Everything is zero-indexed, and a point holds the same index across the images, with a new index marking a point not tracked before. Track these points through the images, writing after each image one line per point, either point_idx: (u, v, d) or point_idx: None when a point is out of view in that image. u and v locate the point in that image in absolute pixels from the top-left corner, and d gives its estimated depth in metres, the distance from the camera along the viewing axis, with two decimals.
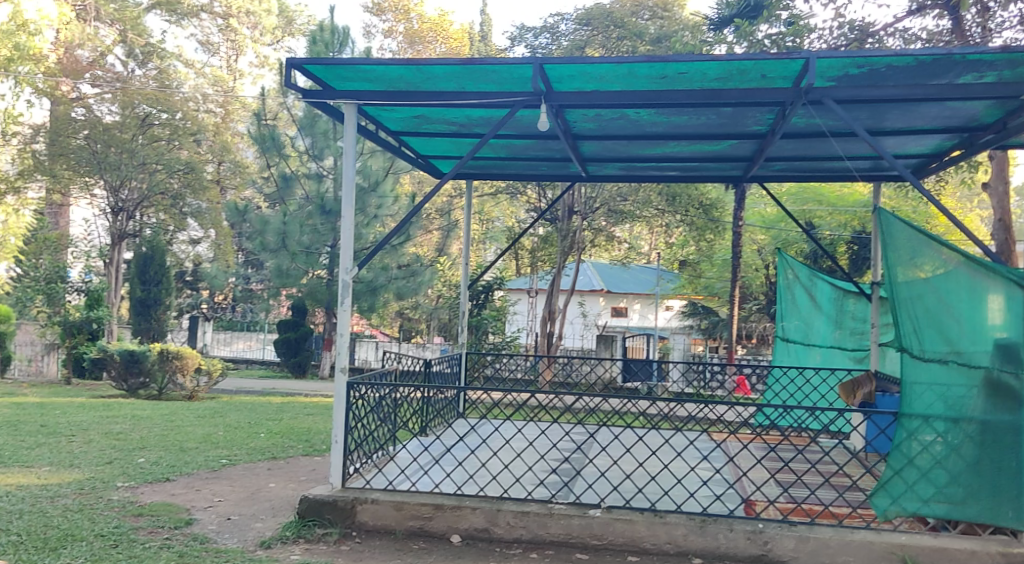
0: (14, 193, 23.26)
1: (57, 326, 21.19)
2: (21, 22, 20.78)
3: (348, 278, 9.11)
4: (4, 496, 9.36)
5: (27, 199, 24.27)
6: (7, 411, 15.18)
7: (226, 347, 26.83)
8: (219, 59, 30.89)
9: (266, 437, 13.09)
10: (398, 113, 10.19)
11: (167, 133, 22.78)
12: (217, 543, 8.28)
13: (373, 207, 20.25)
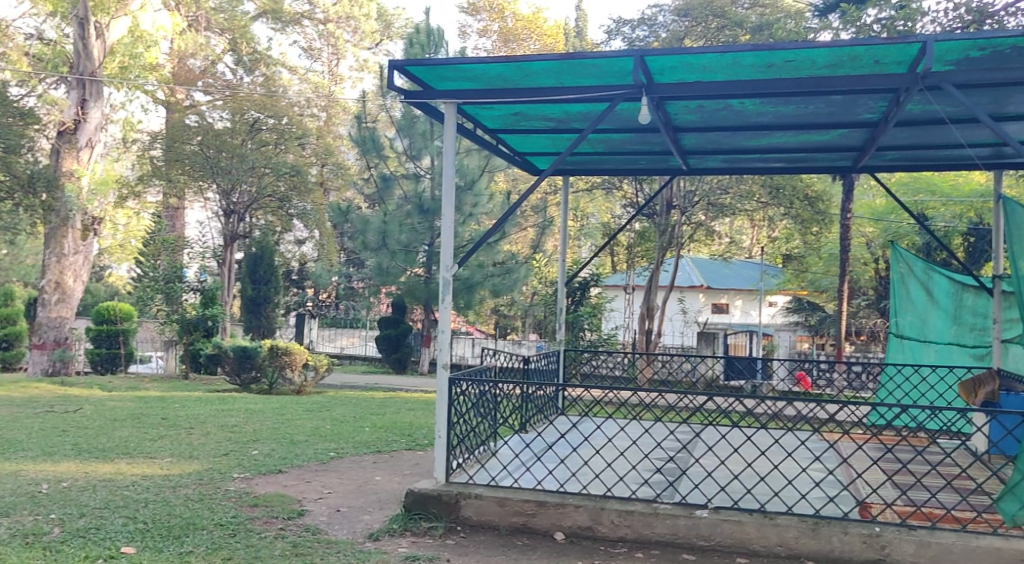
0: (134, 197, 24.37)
1: (175, 323, 21.95)
2: (138, 34, 21.27)
3: (449, 276, 9.15)
4: (130, 485, 9.73)
5: (146, 203, 25.52)
6: (131, 404, 15.83)
7: (330, 344, 27.57)
8: (321, 65, 31.59)
9: (370, 431, 13.30)
10: (496, 111, 10.22)
11: (274, 137, 23.42)
12: (328, 534, 8.43)
13: (469, 205, 20.41)
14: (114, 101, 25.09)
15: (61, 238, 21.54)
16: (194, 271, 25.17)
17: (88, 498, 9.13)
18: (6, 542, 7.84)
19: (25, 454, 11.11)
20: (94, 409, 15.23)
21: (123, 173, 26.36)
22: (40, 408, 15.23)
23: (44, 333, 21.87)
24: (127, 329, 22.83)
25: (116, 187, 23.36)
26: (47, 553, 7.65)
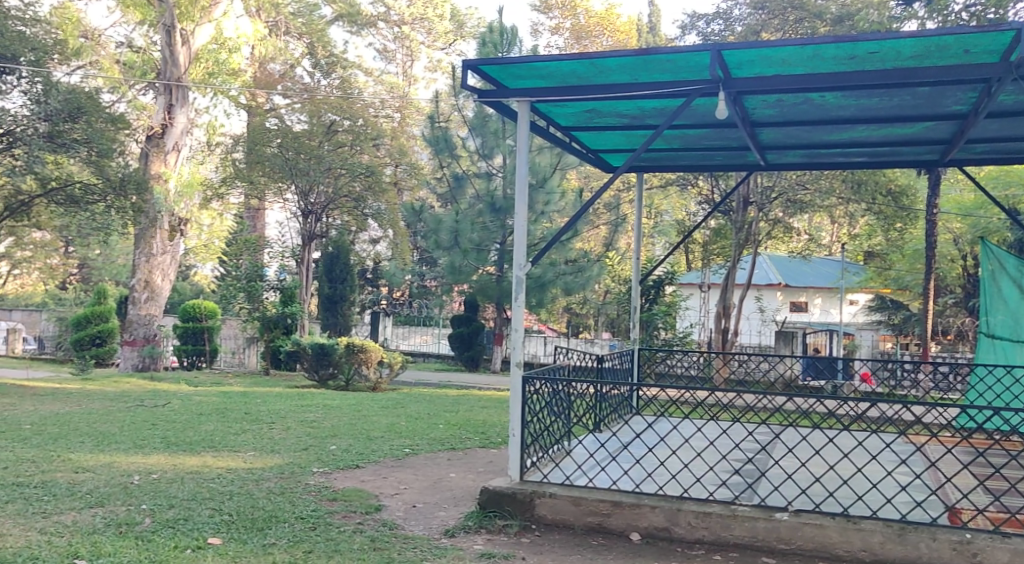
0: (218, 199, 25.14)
1: (256, 321, 22.39)
2: (221, 41, 22.42)
3: (522, 274, 9.11)
4: (216, 477, 9.92)
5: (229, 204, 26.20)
6: (215, 399, 16.21)
7: (404, 342, 27.82)
8: (396, 66, 31.93)
9: (445, 428, 13.36)
10: (569, 108, 10.15)
11: (350, 139, 23.66)
12: (405, 530, 8.48)
13: (541, 203, 20.34)
14: (198, 105, 25.73)
15: (151, 239, 22.25)
16: (274, 269, 25.25)
17: (176, 490, 9.32)
18: (100, 531, 8.03)
19: (116, 446, 11.41)
20: (181, 404, 15.61)
21: (207, 175, 26.93)
22: (130, 402, 15.67)
23: (135, 330, 22.49)
24: (211, 326, 23.44)
25: (201, 189, 23.92)
26: (138, 542, 7.81)
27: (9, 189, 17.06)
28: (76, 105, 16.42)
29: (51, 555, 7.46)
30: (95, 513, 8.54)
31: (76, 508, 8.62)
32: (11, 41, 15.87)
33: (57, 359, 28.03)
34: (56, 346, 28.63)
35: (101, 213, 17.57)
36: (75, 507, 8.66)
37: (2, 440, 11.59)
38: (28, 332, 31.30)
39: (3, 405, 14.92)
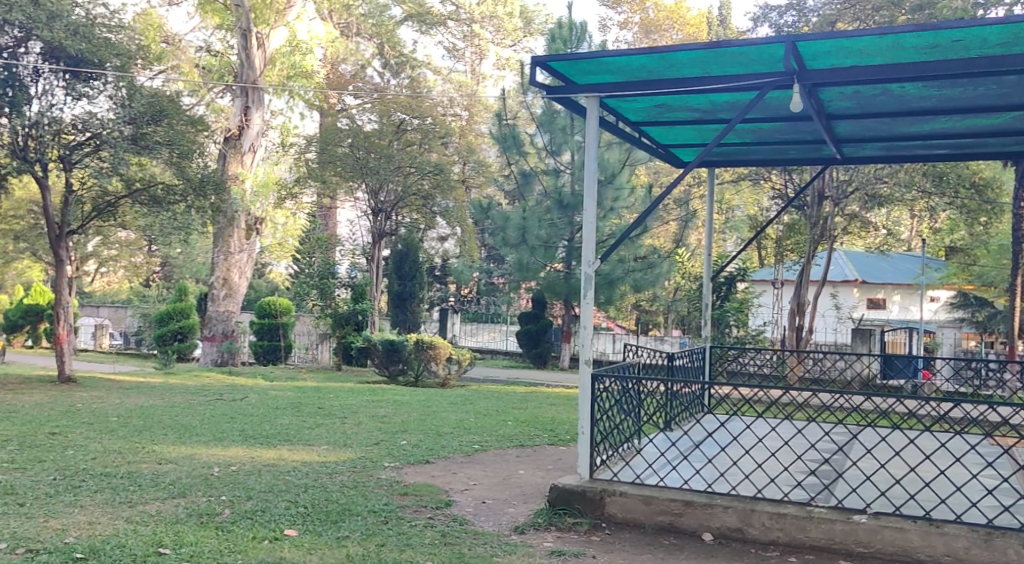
0: (292, 198, 25.70)
1: (329, 318, 22.74)
2: (295, 43, 22.95)
3: (591, 271, 9.02)
4: (291, 470, 10.04)
5: (303, 204, 26.76)
6: (289, 394, 16.44)
7: (473, 339, 27.89)
8: (465, 64, 32.06)
9: (514, 425, 13.33)
10: (639, 103, 10.03)
11: (418, 137, 23.80)
12: (475, 525, 8.47)
13: (610, 200, 20.22)
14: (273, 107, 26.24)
15: (228, 238, 22.68)
16: (345, 267, 25.70)
17: (253, 482, 9.45)
18: (182, 521, 8.17)
19: (196, 439, 11.64)
20: (257, 398, 15.89)
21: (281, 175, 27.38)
22: (209, 396, 15.98)
23: (214, 326, 22.96)
24: (286, 322, 23.83)
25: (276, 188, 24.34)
26: (217, 533, 7.94)
27: (95, 190, 17.51)
28: (159, 107, 16.83)
29: (137, 543, 7.61)
30: (177, 503, 8.70)
31: (159, 498, 8.79)
32: (98, 47, 16.30)
33: (140, 353, 28.83)
34: (139, 341, 29.47)
35: (181, 214, 17.69)
36: (159, 497, 8.83)
37: (88, 431, 11.93)
38: (114, 327, 32.28)
39: (90, 398, 15.36)
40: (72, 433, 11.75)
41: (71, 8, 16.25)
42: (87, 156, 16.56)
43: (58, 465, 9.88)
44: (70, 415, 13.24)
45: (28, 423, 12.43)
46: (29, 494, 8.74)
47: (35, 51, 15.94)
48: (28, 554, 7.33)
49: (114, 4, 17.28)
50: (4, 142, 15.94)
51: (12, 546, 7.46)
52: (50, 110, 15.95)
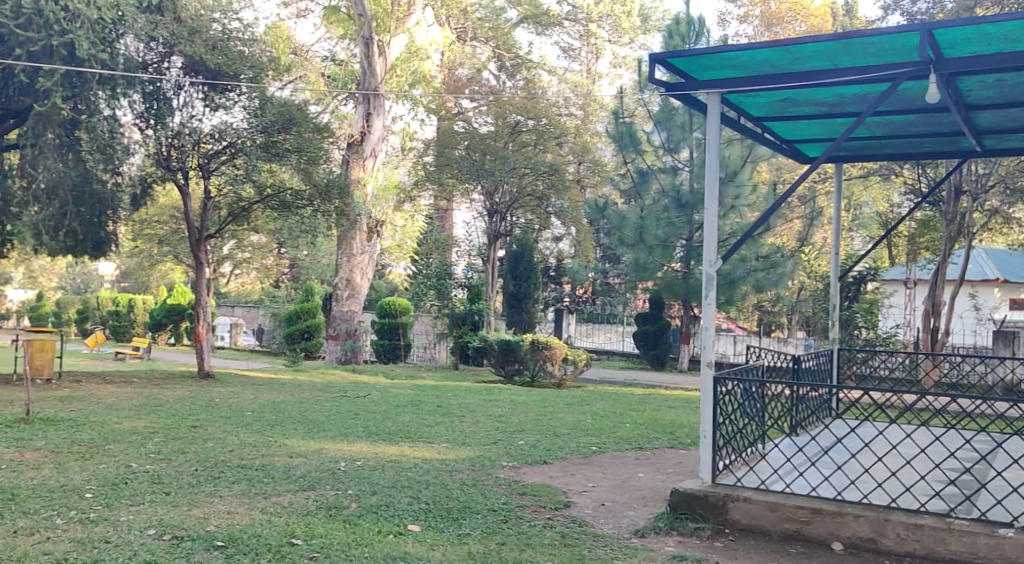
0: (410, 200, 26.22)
1: (446, 317, 22.98)
2: (415, 50, 23.91)
3: (712, 271, 8.78)
4: (413, 467, 10.13)
5: (421, 206, 27.19)
6: (409, 392, 16.65)
7: (589, 339, 27.73)
8: (580, 63, 31.91)
9: (632, 427, 13.15)
10: (762, 98, 9.73)
11: (533, 139, 23.75)
12: (595, 527, 8.36)
13: (731, 197, 19.81)
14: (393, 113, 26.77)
15: (351, 240, 23.21)
16: (462, 268, 25.92)
17: (378, 477, 9.56)
18: (312, 513, 8.32)
19: (323, 434, 11.87)
20: (379, 396, 16.15)
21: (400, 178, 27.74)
22: (334, 393, 16.34)
23: (338, 325, 23.51)
24: (405, 322, 24.17)
25: (395, 192, 24.77)
26: (345, 525, 8.05)
27: (231, 196, 18.13)
28: (289, 116, 17.30)
29: (271, 533, 7.78)
30: (307, 496, 8.87)
31: (291, 491, 8.98)
32: (233, 59, 16.90)
33: (271, 351, 29.81)
34: (271, 339, 30.49)
35: (309, 218, 18.28)
36: (290, 489, 9.03)
37: (225, 425, 12.32)
38: (247, 326, 33.44)
39: (226, 393, 15.91)
40: (210, 427, 12.16)
41: (209, 23, 16.91)
42: (224, 164, 17.29)
43: (198, 457, 10.21)
44: (209, 409, 13.71)
45: (170, 416, 12.92)
46: (172, 484, 9.05)
47: (177, 65, 16.66)
48: (173, 540, 7.57)
49: (247, 18, 17.81)
50: (150, 153, 16.57)
51: (158, 532, 7.70)
52: (190, 122, 16.58)
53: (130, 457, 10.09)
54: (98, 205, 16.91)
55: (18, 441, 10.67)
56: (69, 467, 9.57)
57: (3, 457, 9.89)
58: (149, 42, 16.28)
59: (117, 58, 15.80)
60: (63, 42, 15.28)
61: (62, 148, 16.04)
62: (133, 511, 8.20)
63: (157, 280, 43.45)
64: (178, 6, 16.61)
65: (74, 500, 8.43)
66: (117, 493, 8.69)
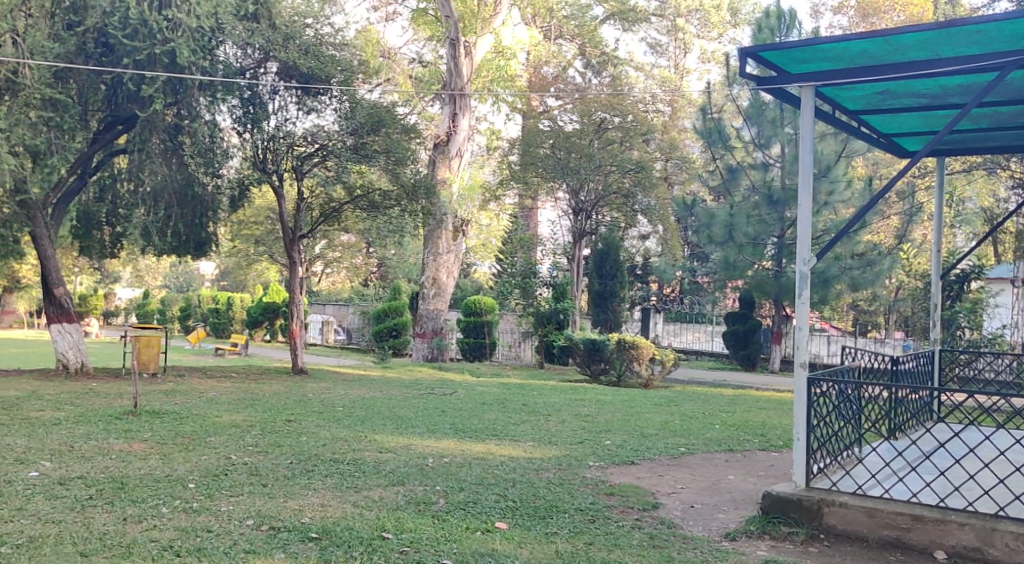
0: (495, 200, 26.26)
1: (531, 316, 22.91)
2: (501, 49, 23.75)
3: (806, 270, 8.51)
4: (500, 465, 10.10)
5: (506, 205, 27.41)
6: (496, 390, 16.65)
7: (676, 339, 27.20)
8: (668, 60, 31.54)
9: (722, 429, 12.88)
10: (859, 91, 9.43)
11: (620, 136, 23.34)
12: (684, 529, 8.19)
13: (824, 193, 19.23)
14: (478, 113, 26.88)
15: (437, 239, 23.42)
16: (547, 267, 25.84)
17: (465, 474, 9.55)
18: (402, 508, 8.34)
19: (412, 430, 11.94)
20: (467, 393, 16.19)
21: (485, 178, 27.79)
22: (422, 390, 16.47)
23: (424, 323, 23.79)
24: (491, 320, 24.24)
25: (481, 191, 24.89)
26: (434, 521, 8.05)
27: (322, 197, 18.44)
28: (378, 118, 17.40)
29: (363, 527, 7.82)
30: (398, 490, 8.91)
31: (382, 485, 9.04)
32: (325, 64, 17.15)
33: (361, 348, 30.26)
34: (361, 336, 30.94)
35: (396, 217, 18.43)
36: (381, 484, 9.08)
37: (319, 420, 12.49)
38: (338, 323, 33.98)
39: (319, 389, 16.16)
40: (305, 421, 12.33)
41: (302, 29, 17.19)
42: (315, 166, 17.53)
43: (293, 450, 10.36)
44: (303, 405, 13.94)
45: (267, 410, 13.16)
46: (269, 476, 9.20)
47: (272, 70, 16.95)
48: (271, 531, 7.67)
49: (338, 22, 18.07)
50: (247, 156, 17.02)
51: (256, 523, 7.82)
52: (284, 125, 16.87)
53: (230, 449, 10.29)
54: (199, 206, 17.94)
55: (125, 433, 10.99)
56: (173, 458, 9.80)
57: (112, 448, 10.19)
58: (246, 49, 16.71)
59: (216, 65, 16.40)
60: (165, 51, 15.71)
61: (168, 152, 16.82)
62: (233, 502, 8.34)
63: (253, 278, 44.59)
64: (273, 13, 17.02)
65: (178, 490, 8.62)
66: (218, 483, 8.86)
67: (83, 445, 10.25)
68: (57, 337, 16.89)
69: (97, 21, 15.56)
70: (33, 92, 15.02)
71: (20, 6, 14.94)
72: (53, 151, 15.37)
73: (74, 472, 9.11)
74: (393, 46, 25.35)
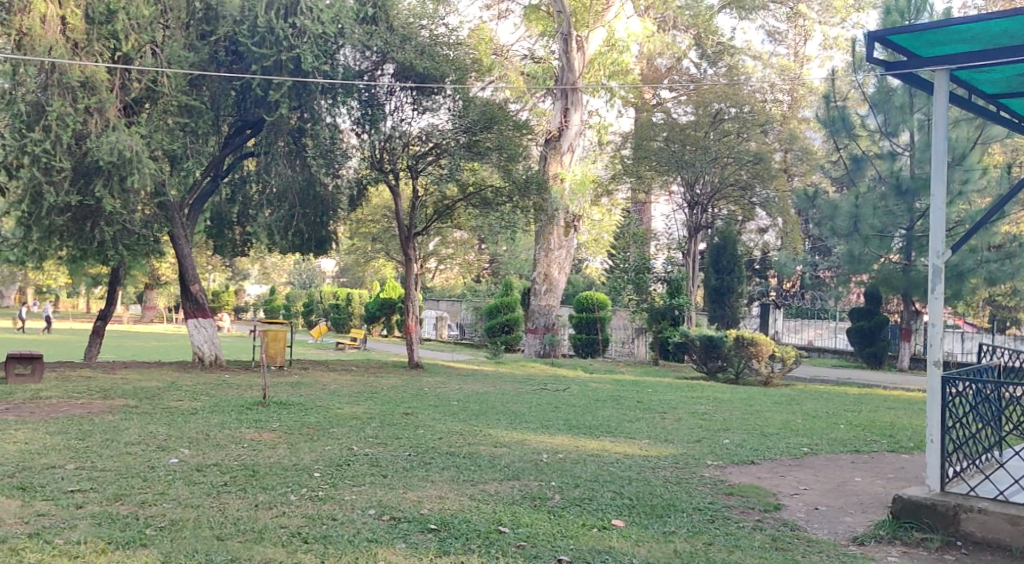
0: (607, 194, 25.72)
1: (645, 312, 22.63)
2: (613, 43, 23.45)
3: (941, 263, 8.01)
4: (616, 462, 9.90)
5: (617, 200, 27.18)
6: (610, 387, 16.46)
7: (798, 336, 26.25)
8: (787, 47, 30.72)
9: (847, 429, 12.38)
10: (997, 73, 8.85)
11: (736, 127, 22.51)
12: (809, 532, 7.85)
13: (958, 182, 18.37)
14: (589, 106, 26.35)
15: (548, 235, 23.16)
16: (662, 263, 25.54)
17: (580, 471, 9.41)
18: (518, 502, 8.25)
19: (525, 426, 11.87)
20: (580, 389, 16.05)
21: (597, 173, 27.52)
22: (536, 385, 16.42)
23: (536, 319, 23.79)
24: (603, 316, 24.12)
25: (594, 186, 24.65)
26: (551, 516, 7.94)
27: (436, 194, 18.54)
28: (490, 115, 17.34)
29: (481, 520, 7.76)
30: (513, 485, 8.84)
31: (497, 479, 8.98)
32: (440, 63, 17.16)
33: (475, 343, 30.44)
34: (474, 331, 31.14)
35: (508, 214, 18.29)
36: (497, 478, 9.02)
37: (435, 413, 12.55)
38: (452, 319, 34.29)
39: (435, 383, 16.29)
40: (422, 415, 12.40)
41: (417, 30, 17.32)
42: (429, 165, 17.61)
43: (411, 443, 10.41)
44: (420, 398, 14.06)
45: (386, 403, 13.31)
46: (389, 467, 9.25)
47: (389, 72, 17.14)
48: (392, 521, 7.69)
49: (452, 22, 18.09)
50: (365, 157, 17.23)
51: (378, 513, 7.85)
52: (400, 125, 17.16)
53: (352, 440, 10.41)
54: (321, 206, 18.20)
55: (255, 422, 11.26)
56: (300, 448, 9.97)
57: (243, 437, 10.43)
58: (364, 52, 16.95)
59: (337, 68, 16.70)
60: (291, 56, 16.07)
61: (292, 154, 17.09)
62: (356, 491, 8.41)
63: (373, 275, 45.54)
64: (390, 16, 17.30)
65: (305, 478, 8.75)
66: (342, 473, 8.96)
67: (217, 434, 10.53)
68: (194, 331, 17.47)
69: (229, 29, 16.08)
70: (171, 100, 15.67)
71: (160, 18, 15.63)
72: (189, 155, 16.08)
73: (210, 459, 9.34)
74: (505, 44, 25.32)
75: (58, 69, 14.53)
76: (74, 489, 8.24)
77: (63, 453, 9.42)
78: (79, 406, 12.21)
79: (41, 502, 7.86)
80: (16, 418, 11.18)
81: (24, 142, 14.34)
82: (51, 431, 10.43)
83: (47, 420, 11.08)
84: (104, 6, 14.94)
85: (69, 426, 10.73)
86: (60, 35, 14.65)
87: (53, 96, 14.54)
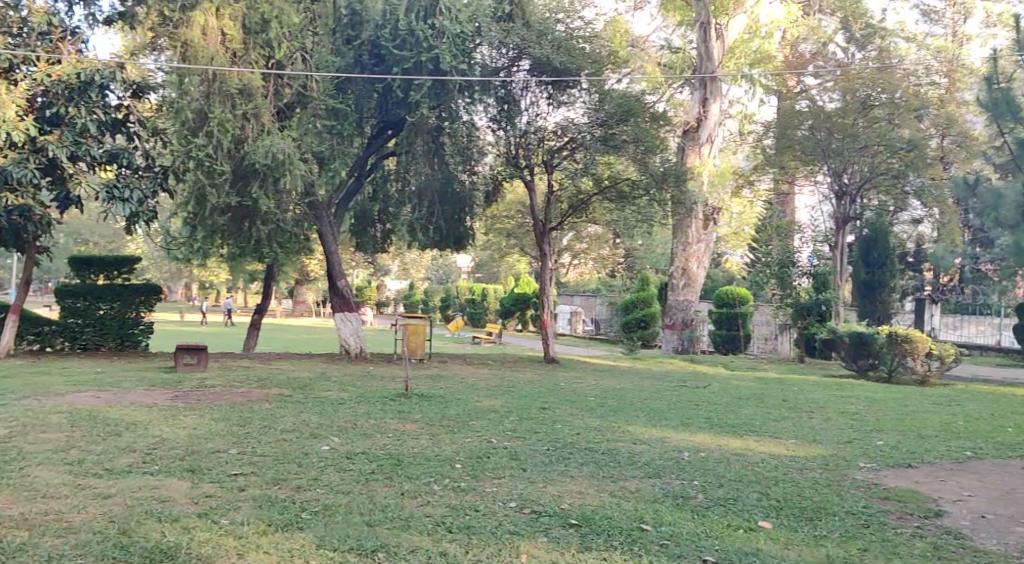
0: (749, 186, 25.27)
1: (789, 307, 21.86)
2: (755, 29, 22.58)
3: None
4: (762, 462, 9.48)
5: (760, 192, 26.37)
6: (753, 384, 15.92)
7: (956, 333, 24.89)
8: (944, 27, 29.09)
9: (1015, 432, 11.51)
10: None
11: (887, 113, 21.44)
12: (975, 542, 7.28)
13: None
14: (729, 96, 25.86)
15: (686, 228, 22.72)
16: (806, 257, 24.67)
17: (725, 470, 9.05)
18: (661, 500, 7.98)
19: (666, 422, 11.54)
20: (722, 385, 15.59)
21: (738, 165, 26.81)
22: (676, 381, 16.05)
23: (674, 314, 23.35)
24: (745, 312, 23.46)
25: (733, 179, 24.06)
26: (695, 516, 7.63)
27: (570, 189, 18.15)
28: (627, 107, 16.92)
29: (622, 516, 7.53)
30: (655, 483, 8.56)
31: (638, 476, 8.72)
32: (576, 57, 16.97)
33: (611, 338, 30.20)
34: (611, 326, 30.90)
35: (645, 207, 17.57)
36: (638, 475, 8.76)
37: (573, 408, 12.37)
38: (588, 314, 34.15)
39: (571, 378, 16.14)
40: (560, 409, 12.23)
41: (554, 25, 17.06)
42: (565, 159, 17.40)
43: (549, 437, 10.26)
44: (557, 392, 13.95)
45: (524, 397, 13.22)
46: (529, 460, 9.12)
47: (525, 67, 17.10)
48: (532, 514, 7.54)
49: (588, 16, 17.77)
50: (501, 152, 17.36)
51: (518, 506, 7.73)
52: (535, 120, 17.11)
53: (490, 433, 10.34)
54: (458, 202, 18.20)
55: (399, 413, 11.34)
56: (441, 439, 9.96)
57: (388, 427, 10.51)
58: (500, 48, 16.89)
59: (474, 66, 16.83)
60: (430, 57, 16.22)
61: (430, 153, 17.22)
62: (496, 483, 8.32)
63: (509, 271, 45.77)
64: (527, 12, 17.19)
65: (447, 469, 8.72)
66: (482, 465, 8.89)
67: (364, 423, 10.66)
68: (340, 325, 17.90)
69: (371, 33, 16.40)
70: (319, 104, 16.01)
71: (308, 26, 16.36)
72: (336, 156, 16.44)
73: (358, 448, 9.44)
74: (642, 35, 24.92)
75: (219, 77, 15.22)
76: (237, 472, 8.45)
77: (226, 438, 9.70)
78: (238, 393, 12.63)
79: (208, 484, 8.09)
80: (183, 404, 11.62)
81: (189, 147, 15.06)
82: (215, 417, 10.77)
83: (211, 407, 11.47)
84: (259, 16, 15.54)
85: (231, 413, 11.07)
86: (221, 45, 15.30)
87: (215, 103, 15.16)
